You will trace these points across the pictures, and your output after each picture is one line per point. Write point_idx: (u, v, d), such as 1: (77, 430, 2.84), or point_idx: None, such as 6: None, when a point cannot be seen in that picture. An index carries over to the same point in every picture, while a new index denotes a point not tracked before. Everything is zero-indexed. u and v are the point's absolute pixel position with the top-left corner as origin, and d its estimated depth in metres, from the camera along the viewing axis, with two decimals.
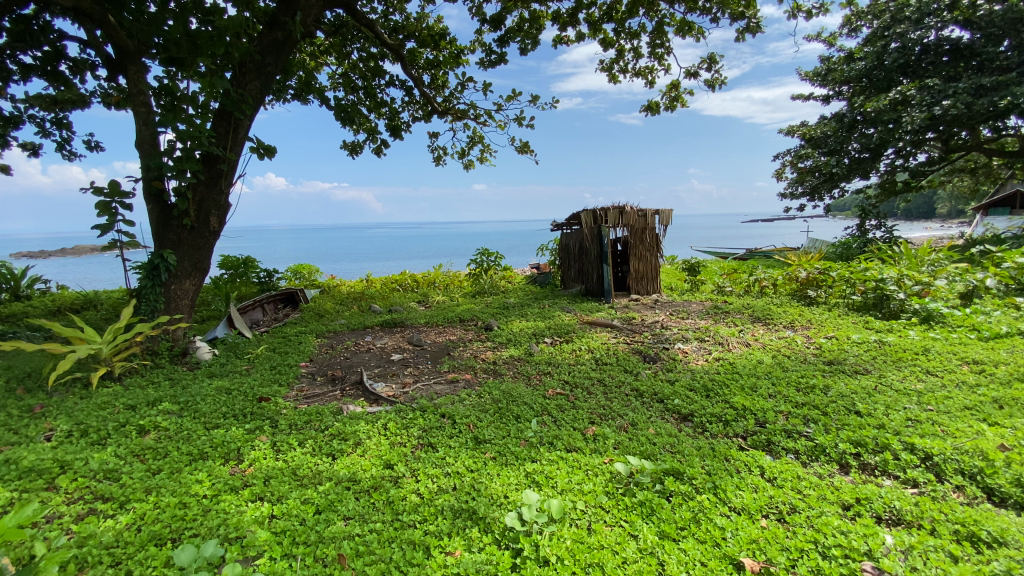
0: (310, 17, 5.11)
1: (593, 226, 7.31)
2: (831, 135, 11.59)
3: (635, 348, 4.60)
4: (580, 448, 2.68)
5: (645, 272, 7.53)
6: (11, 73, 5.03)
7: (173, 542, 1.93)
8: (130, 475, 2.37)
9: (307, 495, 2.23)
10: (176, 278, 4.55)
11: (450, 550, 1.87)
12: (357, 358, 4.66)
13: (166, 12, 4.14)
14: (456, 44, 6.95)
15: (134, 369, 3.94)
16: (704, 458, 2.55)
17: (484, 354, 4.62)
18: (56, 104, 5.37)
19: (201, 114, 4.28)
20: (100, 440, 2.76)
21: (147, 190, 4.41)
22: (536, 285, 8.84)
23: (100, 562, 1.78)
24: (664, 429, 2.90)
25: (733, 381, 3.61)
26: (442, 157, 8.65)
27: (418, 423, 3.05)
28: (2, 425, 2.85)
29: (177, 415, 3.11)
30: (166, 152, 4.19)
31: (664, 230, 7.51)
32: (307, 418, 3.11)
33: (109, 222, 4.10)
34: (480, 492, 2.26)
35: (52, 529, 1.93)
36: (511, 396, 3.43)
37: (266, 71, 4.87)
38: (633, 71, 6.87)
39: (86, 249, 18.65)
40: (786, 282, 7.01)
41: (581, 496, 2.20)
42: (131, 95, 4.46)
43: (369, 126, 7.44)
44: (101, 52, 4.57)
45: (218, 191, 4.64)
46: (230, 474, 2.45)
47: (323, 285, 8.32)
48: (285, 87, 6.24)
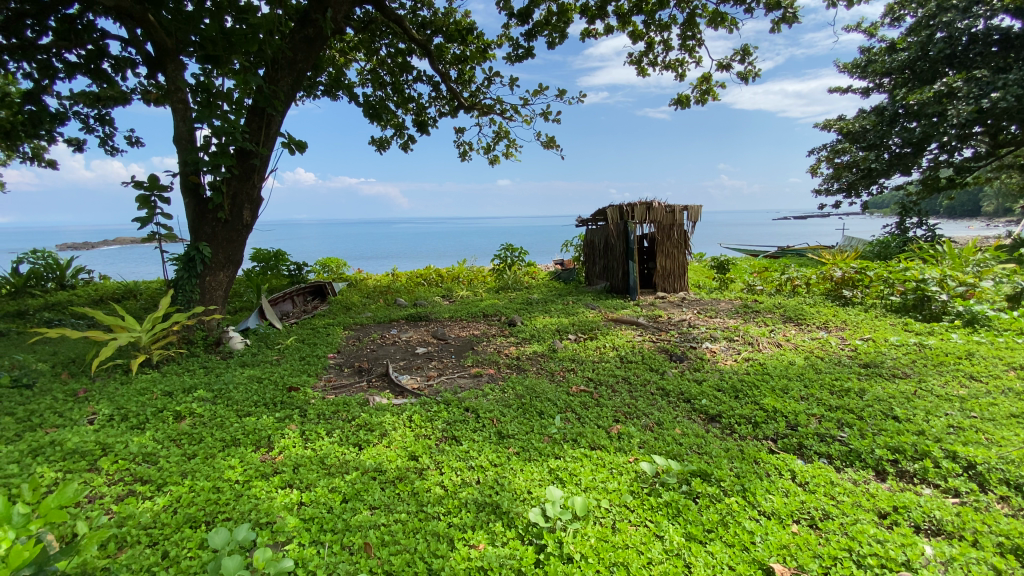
0: (340, 15, 5.16)
1: (620, 222, 7.21)
2: (870, 129, 11.17)
3: (661, 346, 4.53)
4: (604, 446, 2.65)
5: (672, 269, 7.41)
6: (57, 71, 5.25)
7: (207, 525, 1.99)
8: (166, 459, 2.46)
9: (335, 483, 2.27)
10: (211, 270, 4.69)
11: (473, 543, 1.88)
12: (383, 351, 4.74)
13: (203, 10, 4.26)
14: (483, 39, 6.94)
15: (171, 357, 4.08)
16: (733, 460, 2.49)
17: (507, 349, 4.62)
18: (100, 101, 5.60)
19: (236, 110, 4.39)
20: (139, 424, 2.87)
21: (184, 185, 4.55)
22: (559, 281, 8.80)
23: (138, 542, 1.86)
24: (691, 429, 2.84)
25: (764, 383, 3.51)
26: (468, 152, 8.62)
27: (443, 415, 3.08)
28: (49, 408, 3.00)
29: (210, 402, 3.22)
30: (203, 147, 4.32)
31: (693, 226, 7.36)
32: (334, 408, 3.17)
33: (148, 215, 4.27)
34: (503, 486, 2.25)
35: (94, 509, 2.03)
36: (535, 392, 3.42)
37: (298, 68, 4.96)
38: (662, 64, 6.78)
39: (132, 241, 19.51)
40: (820, 282, 6.79)
41: (605, 495, 2.17)
42: (170, 92, 4.60)
43: (397, 121, 7.50)
44: (141, 50, 4.74)
45: (251, 186, 4.75)
46: (261, 461, 2.51)
47: (350, 278, 8.48)
48: (315, 83, 6.35)
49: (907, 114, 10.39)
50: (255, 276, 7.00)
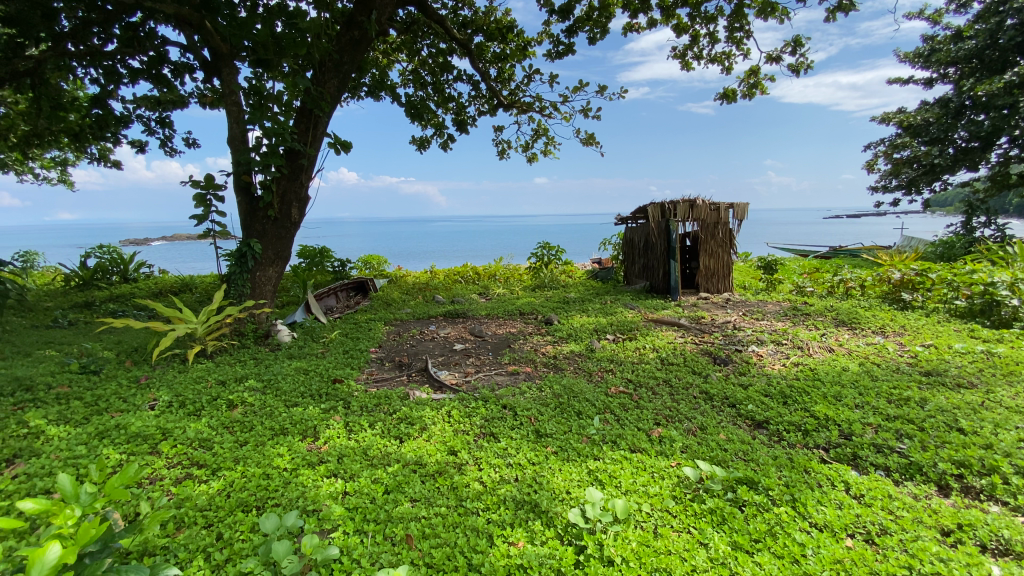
0: (385, 17, 5.27)
1: (661, 221, 7.06)
2: (933, 123, 10.47)
3: (704, 348, 4.40)
4: (646, 449, 2.60)
5: (716, 269, 7.18)
6: (122, 77, 5.59)
7: (257, 510, 2.08)
8: (220, 445, 2.58)
9: (377, 475, 2.33)
10: (261, 265, 4.88)
11: (513, 541, 1.88)
12: (422, 346, 4.82)
13: (255, 16, 4.44)
14: (523, 37, 6.92)
15: (225, 347, 4.28)
16: (781, 469, 2.39)
17: (544, 348, 4.60)
18: (160, 104, 5.93)
19: (285, 112, 4.55)
20: (196, 411, 3.03)
21: (237, 184, 4.76)
22: (596, 280, 8.72)
23: (195, 523, 1.97)
24: (737, 435, 2.75)
25: (815, 389, 3.35)
26: (507, 150, 8.64)
27: (480, 412, 3.09)
28: (114, 394, 3.21)
29: (260, 392, 3.36)
30: (254, 148, 4.51)
31: (739, 225, 7.11)
32: (376, 401, 3.25)
33: (204, 212, 4.48)
34: (542, 485, 2.24)
35: (155, 490, 2.16)
36: (573, 392, 3.39)
37: (343, 70, 5.10)
38: (708, 57, 6.59)
39: (189, 237, 20.58)
40: (876, 284, 6.44)
41: (646, 499, 2.13)
42: (225, 95, 4.83)
43: (437, 121, 7.60)
44: (199, 55, 4.99)
45: (299, 185, 4.92)
46: (307, 450, 2.60)
47: (390, 275, 8.67)
48: (359, 85, 6.52)
49: (975, 106, 9.72)
50: (301, 272, 7.26)
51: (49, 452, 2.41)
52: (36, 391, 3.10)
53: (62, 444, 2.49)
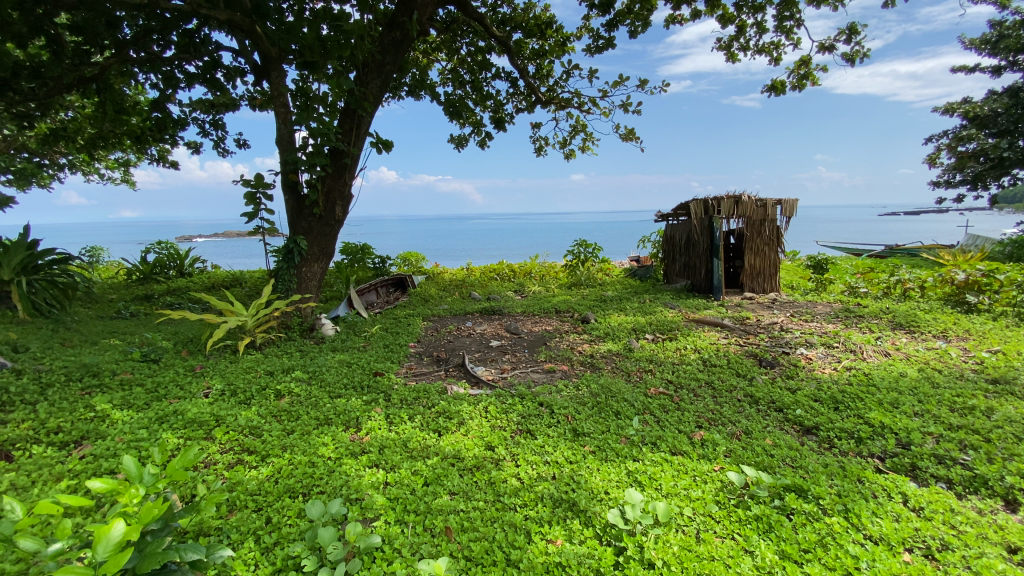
0: (426, 16, 5.34)
1: (704, 218, 6.87)
2: (1002, 113, 9.74)
3: (748, 350, 4.26)
4: (687, 452, 2.54)
5: (762, 268, 6.93)
6: (180, 81, 5.89)
7: (304, 496, 2.16)
8: (269, 433, 2.69)
9: (417, 467, 2.37)
10: (307, 261, 5.06)
11: (551, 538, 1.88)
12: (459, 342, 4.87)
13: (302, 20, 4.60)
14: (563, 32, 6.87)
15: (272, 340, 4.46)
16: (832, 478, 2.29)
17: (581, 346, 4.56)
18: (214, 107, 6.22)
19: (330, 112, 4.69)
20: (246, 399, 3.17)
21: (284, 183, 4.94)
22: (635, 278, 8.58)
23: (246, 506, 2.06)
24: (784, 441, 2.65)
25: (869, 395, 3.18)
26: (544, 147, 8.61)
27: (517, 408, 3.10)
28: (173, 381, 3.40)
29: (306, 382, 3.48)
30: (301, 148, 4.66)
31: (787, 222, 6.82)
32: (416, 394, 3.31)
33: (254, 210, 4.68)
34: (580, 484, 2.23)
35: (210, 474, 2.27)
36: (610, 392, 3.35)
37: (385, 70, 5.20)
38: (755, 48, 6.35)
39: (239, 234, 21.52)
40: (938, 285, 6.05)
41: (688, 503, 2.08)
42: (273, 98, 5.02)
43: (475, 119, 7.65)
44: (249, 59, 5.20)
45: (343, 183, 5.06)
46: (350, 440, 2.67)
47: (427, 271, 8.82)
48: (400, 85, 6.64)
49: None
50: (343, 268, 7.47)
51: (113, 435, 2.58)
52: (103, 377, 3.33)
53: (126, 428, 2.65)
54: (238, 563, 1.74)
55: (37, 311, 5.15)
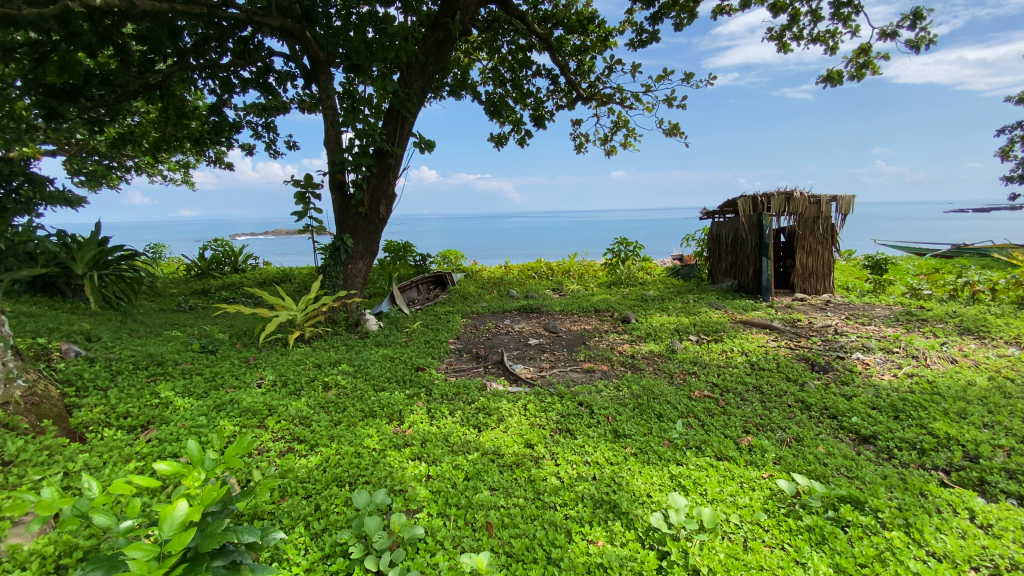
0: (468, 16, 5.39)
1: (753, 215, 6.63)
2: None
3: (800, 354, 4.08)
4: (733, 458, 2.46)
5: (814, 268, 6.61)
6: (235, 86, 6.20)
7: (350, 485, 2.23)
8: (318, 423, 2.80)
9: (458, 461, 2.41)
10: (352, 258, 5.22)
11: (592, 539, 1.87)
12: (498, 340, 4.90)
13: (349, 24, 4.73)
14: (605, 27, 6.78)
15: (319, 334, 4.63)
16: (891, 490, 2.16)
17: (621, 347, 4.49)
18: (266, 110, 6.51)
19: (375, 113, 4.81)
20: (297, 390, 3.32)
21: (332, 183, 5.12)
22: (678, 278, 8.38)
23: (297, 493, 2.15)
24: (838, 450, 2.53)
25: (933, 404, 2.98)
26: (584, 144, 8.54)
27: (557, 407, 3.09)
28: (229, 372, 3.58)
29: (351, 375, 3.60)
30: (348, 149, 4.81)
31: (843, 219, 6.49)
32: (456, 390, 3.37)
33: (304, 209, 4.87)
34: (622, 486, 2.20)
35: (264, 460, 2.39)
36: (652, 393, 3.29)
37: (429, 71, 5.29)
38: (809, 37, 6.06)
39: (287, 232, 22.41)
40: (1011, 288, 5.60)
41: (735, 509, 2.02)
42: (322, 100, 5.20)
43: (515, 117, 7.66)
44: (300, 63, 5.40)
45: (387, 183, 5.18)
46: (394, 433, 2.75)
47: (466, 269, 8.92)
48: (442, 85, 6.73)
49: None
50: (386, 265, 7.66)
51: (176, 421, 2.75)
52: (166, 366, 3.55)
53: (187, 414, 2.82)
54: (290, 547, 1.82)
55: (108, 303, 5.54)
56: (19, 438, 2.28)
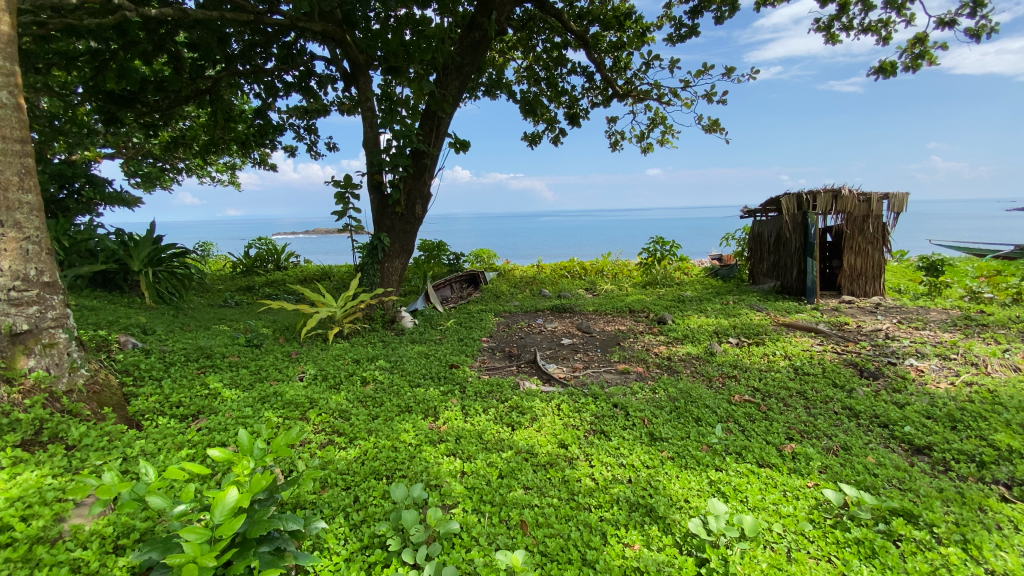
0: (503, 16, 5.41)
1: (798, 213, 6.39)
2: None
3: (847, 359, 3.90)
4: (776, 465, 2.39)
5: (863, 269, 6.32)
6: (279, 90, 6.42)
7: (387, 478, 2.29)
8: (356, 417, 2.87)
9: (492, 458, 2.43)
10: (389, 257, 5.34)
11: (628, 542, 1.85)
12: (531, 339, 4.91)
13: (388, 27, 4.83)
14: (642, 22, 6.66)
15: (358, 330, 4.75)
16: (948, 504, 2.04)
17: (657, 348, 4.42)
18: (308, 113, 6.72)
19: (412, 114, 4.89)
20: (336, 383, 3.42)
21: (370, 183, 5.24)
22: (716, 278, 8.17)
23: (337, 484, 2.22)
24: (890, 460, 2.41)
25: (995, 415, 2.80)
26: (620, 141, 8.43)
27: (591, 408, 3.07)
28: (273, 365, 3.73)
29: (388, 371, 3.68)
30: (385, 150, 4.92)
31: (895, 218, 6.17)
32: (489, 388, 3.39)
33: (343, 209, 5.00)
34: (659, 490, 2.16)
35: (306, 451, 2.48)
36: (690, 396, 3.22)
37: (464, 71, 5.34)
38: (860, 27, 5.79)
39: (326, 231, 23.05)
40: None
41: (778, 518, 1.96)
42: (361, 102, 5.33)
43: (550, 116, 7.64)
44: (340, 67, 5.55)
45: (423, 183, 5.27)
46: (429, 428, 2.79)
47: (499, 268, 8.96)
48: (477, 85, 6.79)
49: None
50: (420, 264, 7.79)
51: (224, 411, 2.88)
52: (215, 359, 3.73)
53: (234, 405, 2.95)
54: (331, 536, 1.88)
55: (161, 298, 5.85)
56: (81, 424, 2.44)
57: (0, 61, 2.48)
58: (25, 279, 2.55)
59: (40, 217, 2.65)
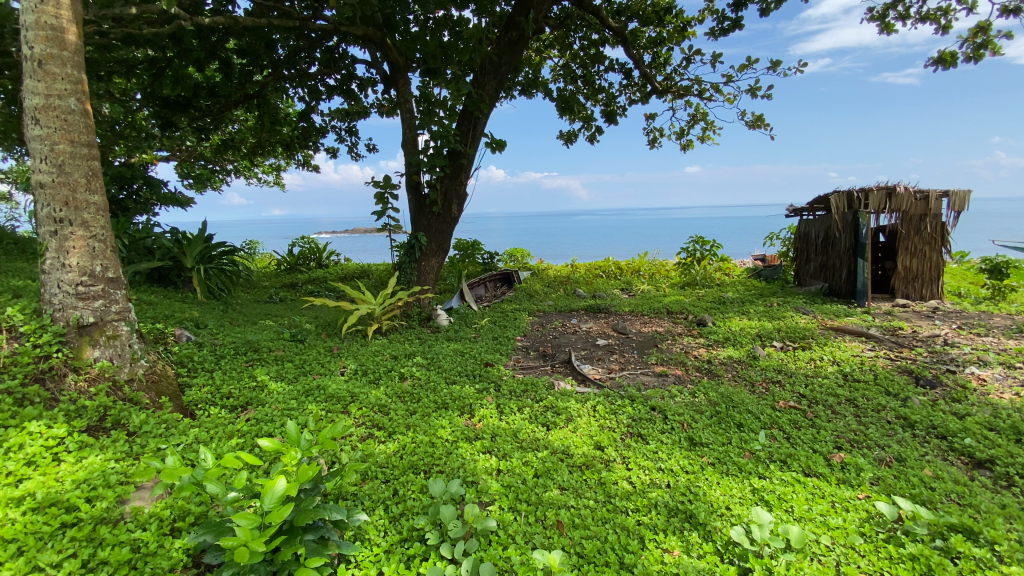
0: (541, 15, 5.40)
1: (848, 213, 6.11)
2: None
3: (901, 366, 3.70)
4: (823, 474, 2.30)
5: (919, 271, 5.99)
6: (322, 93, 6.63)
7: (425, 473, 2.33)
8: (395, 412, 2.94)
9: (527, 457, 2.44)
10: (426, 256, 5.43)
11: (667, 547, 1.82)
12: (565, 339, 4.89)
13: (426, 29, 4.91)
14: (683, 17, 6.51)
15: (395, 327, 4.86)
16: (1013, 522, 1.91)
17: (697, 351, 4.32)
18: (349, 115, 6.90)
19: (449, 115, 4.96)
20: (376, 378, 3.51)
21: (408, 183, 5.34)
22: (759, 280, 7.92)
23: (377, 477, 2.28)
24: (949, 474, 2.27)
25: None
26: (658, 139, 8.27)
27: (627, 411, 3.03)
28: (316, 359, 3.86)
29: (425, 368, 3.75)
30: (423, 150, 5.00)
31: (955, 217, 5.81)
32: (524, 387, 3.40)
33: (382, 209, 5.12)
34: (699, 496, 2.12)
35: (348, 444, 2.56)
36: (732, 401, 3.13)
37: (501, 71, 5.36)
38: (918, 15, 5.47)
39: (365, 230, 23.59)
40: None
41: (826, 530, 1.89)
42: (400, 104, 5.43)
43: (586, 114, 7.58)
44: (380, 69, 5.68)
45: (459, 183, 5.33)
46: (465, 425, 2.83)
47: (533, 268, 8.96)
48: (513, 84, 6.80)
49: None
50: (455, 262, 7.88)
51: (270, 403, 3.00)
52: (262, 352, 3.89)
53: (280, 398, 3.07)
54: (371, 528, 1.93)
55: (212, 294, 6.15)
56: (141, 411, 2.60)
57: (68, 69, 2.63)
58: (92, 274, 2.74)
59: (105, 217, 2.84)
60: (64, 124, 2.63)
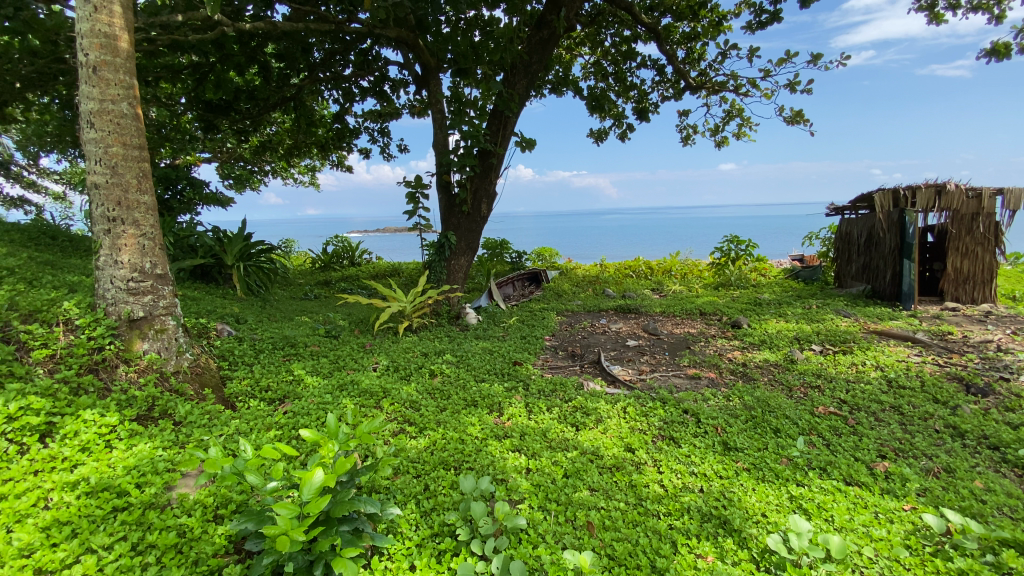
0: (573, 13, 5.37)
1: (893, 211, 5.85)
2: None
3: (951, 372, 3.52)
4: (865, 484, 2.22)
5: (970, 273, 5.68)
6: (356, 95, 6.77)
7: (455, 469, 2.36)
8: (426, 408, 2.99)
9: (557, 457, 2.44)
10: (456, 255, 5.49)
11: (700, 553, 1.79)
12: (594, 339, 4.86)
13: (458, 30, 4.95)
14: (718, 11, 6.36)
15: (425, 324, 4.93)
16: None
17: (731, 353, 4.21)
18: (381, 116, 7.03)
19: (480, 114, 4.99)
20: (407, 375, 3.58)
21: (438, 183, 5.41)
22: (798, 281, 7.68)
23: (409, 471, 2.33)
24: (1002, 487, 2.16)
25: None
26: (691, 136, 8.11)
27: (659, 413, 3.00)
28: (349, 355, 3.96)
29: (455, 365, 3.79)
30: (454, 150, 5.05)
31: (1010, 216, 5.49)
32: (553, 387, 3.40)
33: (413, 208, 5.20)
34: (734, 502, 2.07)
35: (380, 438, 2.61)
36: (768, 406, 3.05)
37: (532, 70, 5.36)
38: (970, 4, 5.18)
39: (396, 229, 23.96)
40: None
41: (869, 542, 1.82)
42: (431, 105, 5.50)
43: (617, 111, 7.50)
44: (412, 70, 5.76)
45: (489, 183, 5.36)
46: (494, 423, 2.85)
47: (562, 267, 8.93)
48: (544, 82, 6.79)
49: None
50: (484, 261, 7.92)
51: (306, 397, 3.09)
52: (298, 347, 4.02)
53: (315, 392, 3.16)
54: (404, 521, 1.97)
55: (251, 290, 6.38)
56: (186, 402, 2.72)
57: (121, 75, 2.77)
58: (142, 270, 2.88)
59: (154, 216, 2.98)
60: (118, 128, 2.78)
